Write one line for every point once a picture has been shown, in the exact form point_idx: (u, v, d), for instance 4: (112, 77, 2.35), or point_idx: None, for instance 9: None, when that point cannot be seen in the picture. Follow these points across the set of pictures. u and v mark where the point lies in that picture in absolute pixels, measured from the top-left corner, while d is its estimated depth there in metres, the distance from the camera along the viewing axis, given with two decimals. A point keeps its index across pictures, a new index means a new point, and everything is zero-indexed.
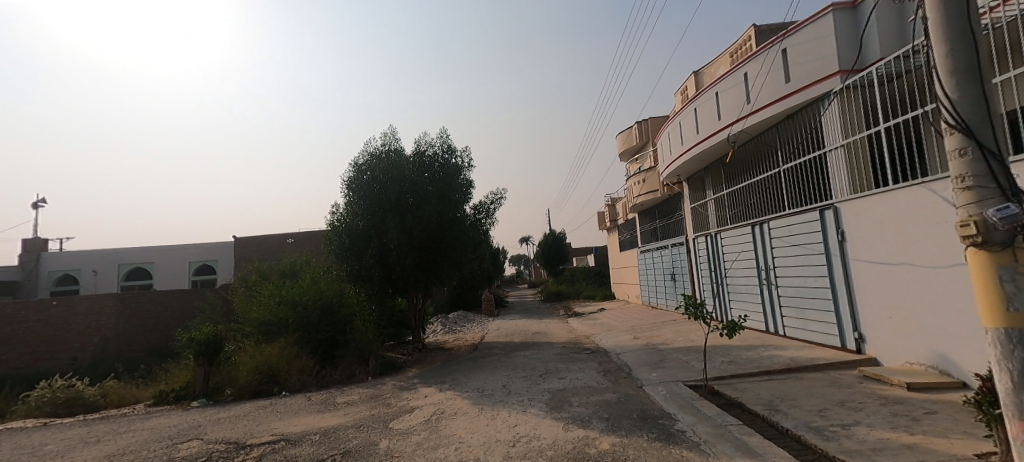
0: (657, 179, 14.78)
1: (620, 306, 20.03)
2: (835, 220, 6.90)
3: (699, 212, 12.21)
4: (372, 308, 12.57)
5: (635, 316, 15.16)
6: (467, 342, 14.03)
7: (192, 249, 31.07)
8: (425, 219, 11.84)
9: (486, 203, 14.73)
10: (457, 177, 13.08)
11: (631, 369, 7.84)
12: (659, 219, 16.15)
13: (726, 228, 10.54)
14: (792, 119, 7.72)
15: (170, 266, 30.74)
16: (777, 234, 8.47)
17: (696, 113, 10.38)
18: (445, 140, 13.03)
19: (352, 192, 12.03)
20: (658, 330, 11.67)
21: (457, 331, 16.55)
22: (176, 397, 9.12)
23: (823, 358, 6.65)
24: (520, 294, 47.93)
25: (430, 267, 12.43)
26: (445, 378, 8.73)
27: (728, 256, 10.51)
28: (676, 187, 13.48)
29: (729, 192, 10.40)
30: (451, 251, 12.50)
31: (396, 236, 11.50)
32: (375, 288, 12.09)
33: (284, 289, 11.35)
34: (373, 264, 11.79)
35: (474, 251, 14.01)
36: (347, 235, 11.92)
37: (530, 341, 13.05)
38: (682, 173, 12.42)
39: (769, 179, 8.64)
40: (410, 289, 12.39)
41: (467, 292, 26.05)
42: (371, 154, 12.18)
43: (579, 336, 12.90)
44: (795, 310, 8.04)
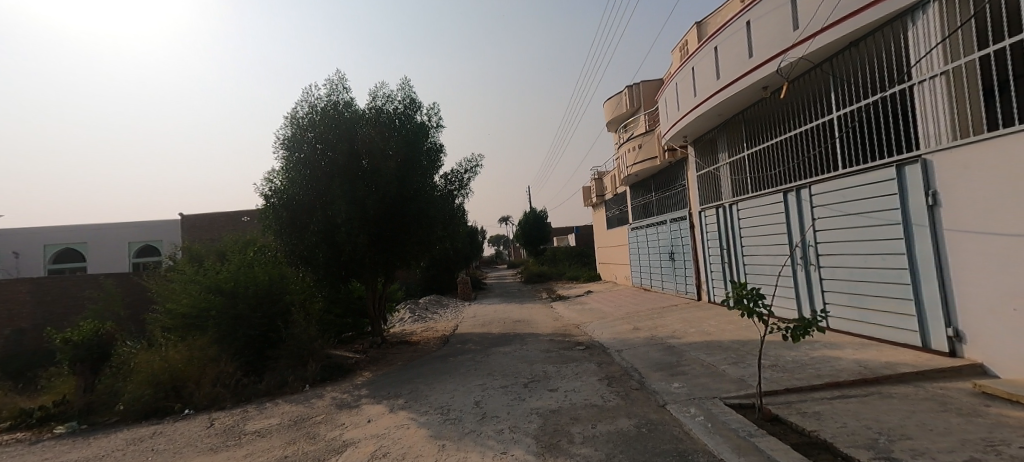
0: (655, 144, 12.90)
1: (609, 288, 18.36)
2: (923, 177, 5.09)
3: (710, 180, 10.38)
4: (317, 296, 10.42)
5: (628, 301, 13.45)
6: (437, 333, 12.09)
7: (136, 229, 28.10)
8: (382, 188, 9.62)
9: (459, 172, 12.65)
10: (422, 140, 10.88)
11: (643, 376, 6.00)
12: (655, 191, 14.35)
13: (748, 197, 8.75)
14: (857, 47, 5.82)
15: (111, 248, 27.74)
16: (824, 201, 6.68)
17: (715, 53, 8.42)
18: (408, 92, 10.83)
19: (291, 154, 9.65)
20: (660, 319, 9.93)
21: (428, 319, 14.54)
22: (41, 419, 6.73)
23: (906, 364, 4.91)
24: (499, 276, 46.11)
25: (388, 246, 10.33)
26: (402, 389, 6.76)
27: (750, 231, 8.75)
28: (680, 152, 11.66)
29: (753, 153, 8.57)
30: (414, 227, 10.38)
31: (346, 209, 9.27)
32: (322, 272, 9.92)
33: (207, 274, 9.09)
34: (319, 242, 9.60)
35: (444, 228, 11.92)
36: (285, 207, 9.63)
37: (510, 331, 11.19)
38: (690, 133, 10.53)
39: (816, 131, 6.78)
40: (365, 273, 10.29)
41: (442, 274, 24.00)
42: (315, 107, 9.79)
43: (567, 326, 11.05)
44: (851, 298, 6.31)
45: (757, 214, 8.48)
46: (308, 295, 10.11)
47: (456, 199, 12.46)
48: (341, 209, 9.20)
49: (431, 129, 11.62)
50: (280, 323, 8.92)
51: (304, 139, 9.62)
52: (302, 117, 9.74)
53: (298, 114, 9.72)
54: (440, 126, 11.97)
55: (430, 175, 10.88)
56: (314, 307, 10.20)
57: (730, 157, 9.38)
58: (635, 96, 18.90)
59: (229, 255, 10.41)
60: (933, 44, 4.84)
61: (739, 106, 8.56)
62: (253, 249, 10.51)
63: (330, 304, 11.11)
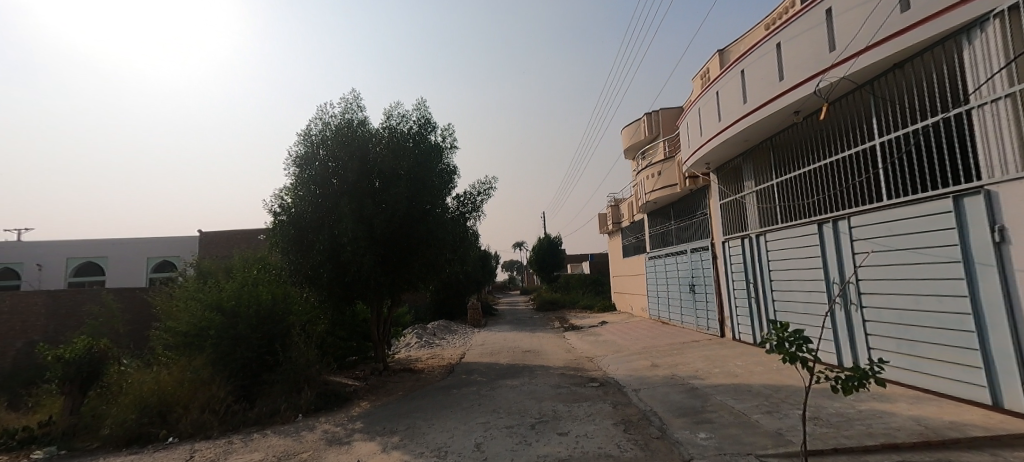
0: (675, 171, 12.46)
1: (624, 319, 17.66)
2: (986, 210, 4.53)
3: (733, 209, 9.87)
4: (320, 318, 10.04)
5: (645, 334, 12.79)
6: (444, 361, 11.57)
7: (154, 244, 28.42)
8: (390, 209, 9.32)
9: (472, 194, 12.35)
10: (434, 160, 10.62)
11: (664, 423, 5.40)
12: (675, 219, 13.84)
13: (777, 228, 8.21)
14: (901, 70, 5.37)
15: (128, 262, 28.04)
16: (865, 235, 6.12)
17: (742, 77, 8.04)
18: (422, 112, 10.66)
19: (302, 171, 9.46)
20: (680, 356, 9.28)
21: (435, 346, 14.04)
22: (23, 440, 6.42)
23: (974, 425, 4.26)
24: (511, 302, 45.41)
25: (395, 267, 9.97)
26: (400, 423, 6.26)
27: (780, 264, 8.17)
28: (702, 180, 11.20)
29: (783, 181, 8.06)
30: (422, 249, 10.01)
31: (353, 228, 8.96)
32: (325, 292, 9.58)
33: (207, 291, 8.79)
34: (324, 262, 9.29)
35: (453, 251, 11.53)
36: (293, 225, 9.39)
37: (520, 362, 10.62)
38: (713, 160, 10.08)
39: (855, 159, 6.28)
40: (370, 296, 9.91)
41: (452, 299, 23.54)
42: (327, 124, 9.63)
43: (580, 359, 10.45)
44: (901, 343, 5.67)
45: (788, 247, 7.91)
46: (310, 317, 9.74)
47: (467, 221, 12.13)
48: (347, 228, 8.89)
49: (444, 150, 11.39)
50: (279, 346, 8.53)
51: (315, 156, 9.44)
52: (314, 134, 9.57)
53: (310, 131, 9.57)
54: (454, 147, 11.74)
55: (442, 196, 10.57)
56: (316, 330, 9.81)
57: (756, 186, 8.88)
58: (654, 123, 18.60)
59: (233, 272, 10.14)
60: (993, 63, 4.37)
61: (767, 132, 8.12)
62: (257, 267, 10.24)
63: (333, 326, 10.71)
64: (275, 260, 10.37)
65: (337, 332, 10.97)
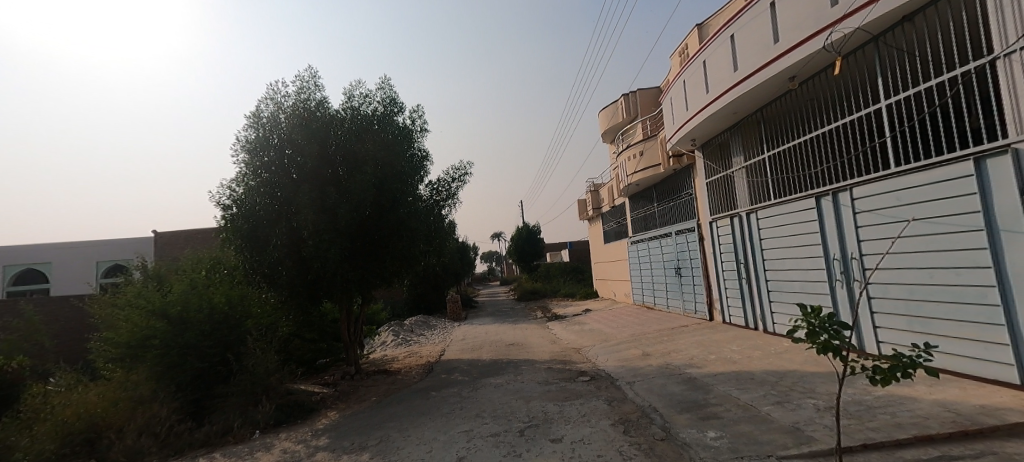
0: (657, 150, 11.95)
1: (608, 306, 17.25)
2: (1015, 172, 4.11)
3: (721, 186, 9.40)
4: (281, 320, 9.17)
5: (632, 321, 12.34)
6: (421, 360, 10.86)
7: (106, 247, 26.63)
8: (355, 198, 8.47)
9: (446, 181, 11.60)
10: (403, 144, 9.78)
11: (667, 421, 4.85)
12: (658, 201, 13.38)
13: (769, 205, 7.78)
14: (915, 21, 4.87)
15: (78, 267, 26.21)
16: (870, 207, 5.69)
17: (731, 43, 7.49)
18: (387, 92, 9.81)
19: (254, 158, 8.52)
20: (672, 343, 8.81)
21: (412, 343, 13.30)
22: None
23: (1011, 410, 3.84)
24: (491, 293, 44.83)
25: (363, 262, 9.15)
26: (371, 436, 5.57)
27: (774, 242, 7.75)
28: (686, 158, 10.71)
29: (775, 154, 7.60)
30: (393, 241, 9.21)
31: (314, 220, 8.11)
32: (286, 290, 8.72)
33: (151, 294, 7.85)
34: (283, 257, 8.43)
35: (427, 243, 10.76)
36: (247, 218, 8.49)
37: (503, 357, 10.00)
38: (698, 136, 9.57)
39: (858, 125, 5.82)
40: (338, 294, 9.09)
41: (430, 293, 22.77)
42: (281, 105, 8.69)
43: (566, 351, 9.90)
44: (913, 322, 5.28)
45: (782, 224, 7.49)
46: (271, 319, 8.87)
47: (442, 210, 11.37)
48: (307, 220, 8.04)
49: (413, 134, 10.55)
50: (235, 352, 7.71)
51: (269, 142, 8.51)
52: (266, 117, 8.62)
53: (262, 114, 8.62)
54: (425, 130, 10.93)
55: (412, 182, 9.78)
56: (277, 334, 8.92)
57: (746, 160, 8.41)
58: (632, 104, 18.13)
59: (179, 273, 9.11)
60: None
61: (758, 101, 7.62)
62: (210, 267, 9.27)
63: (296, 328, 9.85)
64: (228, 259, 9.41)
65: (299, 334, 10.10)
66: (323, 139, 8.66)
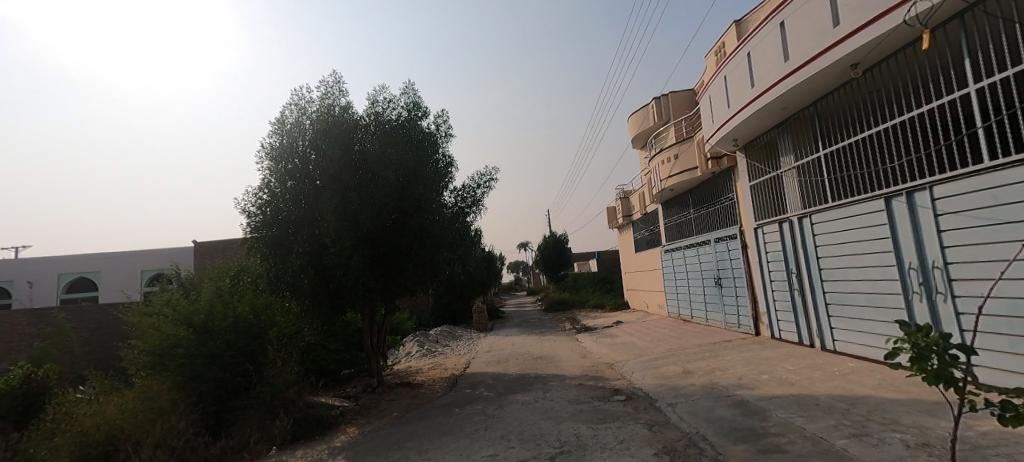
0: (694, 152, 11.28)
1: (640, 318, 16.46)
2: None
3: (767, 189, 8.69)
4: (304, 329, 8.95)
5: (668, 334, 11.59)
6: (446, 373, 10.41)
7: (147, 256, 27.50)
8: (377, 203, 8.17)
9: (471, 187, 11.24)
10: (427, 150, 9.48)
11: (722, 452, 4.22)
12: (694, 207, 12.64)
13: (827, 209, 7.05)
14: None
15: (121, 275, 27.12)
16: (958, 209, 4.96)
17: (781, 31, 6.85)
18: (412, 96, 9.57)
19: (278, 164, 8.32)
20: (716, 359, 8.09)
21: (437, 354, 12.90)
22: None
23: None
24: (517, 303, 44.24)
25: (386, 270, 8.81)
26: (389, 458, 5.13)
27: (833, 250, 6.99)
28: (727, 160, 10.02)
29: (834, 152, 6.89)
30: (416, 248, 8.84)
31: (336, 227, 7.81)
32: (308, 300, 8.43)
33: (175, 303, 7.72)
34: (305, 265, 8.15)
35: (451, 251, 10.36)
36: (270, 225, 8.26)
37: (531, 372, 9.46)
38: (741, 136, 8.89)
39: (945, 112, 5.13)
40: (360, 304, 8.75)
41: (456, 302, 22.42)
42: (305, 111, 8.49)
43: (599, 366, 9.29)
44: (1016, 342, 4.51)
45: (843, 230, 6.75)
46: (293, 329, 8.64)
47: (467, 218, 10.99)
48: (329, 227, 7.75)
49: (438, 140, 10.25)
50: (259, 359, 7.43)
51: (293, 148, 8.32)
52: (289, 124, 8.43)
53: (285, 120, 8.43)
54: (449, 135, 10.63)
55: (437, 189, 9.44)
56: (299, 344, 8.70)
57: (798, 161, 7.69)
58: (664, 108, 17.49)
59: (205, 278, 9.02)
60: None
61: (813, 95, 6.94)
62: (234, 274, 9.13)
63: (320, 338, 9.62)
64: (251, 266, 9.24)
65: (322, 344, 9.85)
66: (346, 145, 8.42)
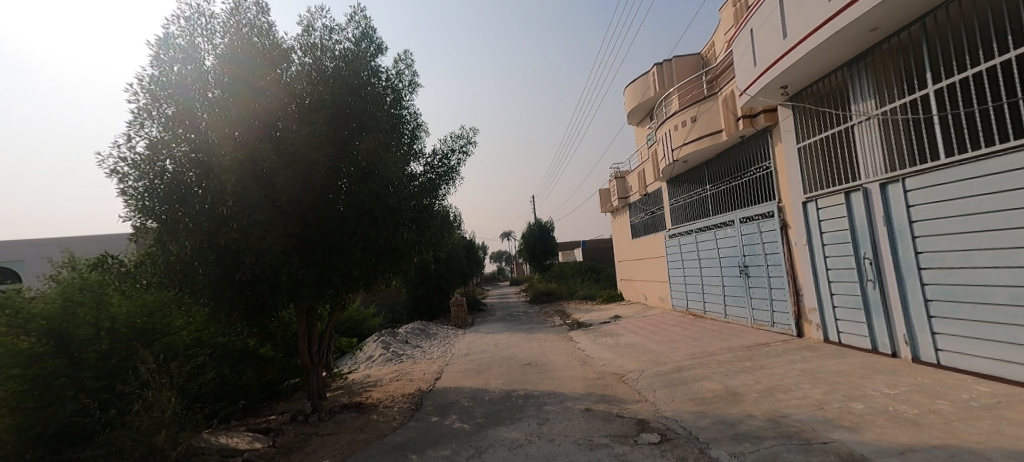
0: (717, 111, 9.26)
1: (640, 312, 14.54)
2: None
3: (831, 147, 6.63)
4: (201, 329, 6.85)
5: (682, 334, 9.64)
6: (410, 387, 8.28)
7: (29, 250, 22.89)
8: (299, 161, 5.90)
9: (443, 153, 9.07)
10: (379, 97, 7.20)
11: None
12: (711, 183, 10.68)
13: (936, 168, 5.05)
14: None
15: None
16: None
17: None
18: (362, 26, 7.34)
19: (161, 102, 5.97)
20: (762, 372, 6.10)
21: (403, 361, 10.74)
22: None
23: None
24: (500, 294, 42.22)
25: (321, 255, 6.44)
26: None
27: (943, 226, 5.03)
28: (763, 119, 8.04)
29: (950, 87, 4.91)
30: (360, 227, 6.49)
31: (241, 193, 5.59)
32: (206, 298, 6.03)
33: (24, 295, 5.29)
34: (199, 248, 5.77)
35: (414, 232, 8.04)
36: (152, 191, 5.85)
37: (517, 387, 7.36)
38: (793, 82, 6.88)
39: None
40: (288, 302, 6.42)
41: (433, 295, 20.15)
42: (208, 34, 6.16)
43: (606, 380, 7.23)
44: None
45: (965, 197, 4.77)
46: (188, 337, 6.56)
47: (440, 189, 8.82)
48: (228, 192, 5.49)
49: (398, 90, 8.00)
50: (130, 379, 5.12)
51: (185, 80, 5.98)
52: (178, 47, 6.07)
53: (172, 43, 6.12)
54: (416, 86, 8.44)
55: (394, 147, 7.20)
56: (199, 360, 6.48)
57: (884, 106, 5.71)
58: (665, 75, 15.82)
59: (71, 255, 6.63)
60: None
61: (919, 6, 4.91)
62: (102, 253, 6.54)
63: (237, 341, 7.42)
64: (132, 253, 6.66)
65: (244, 349, 7.66)
66: (264, 79, 6.11)
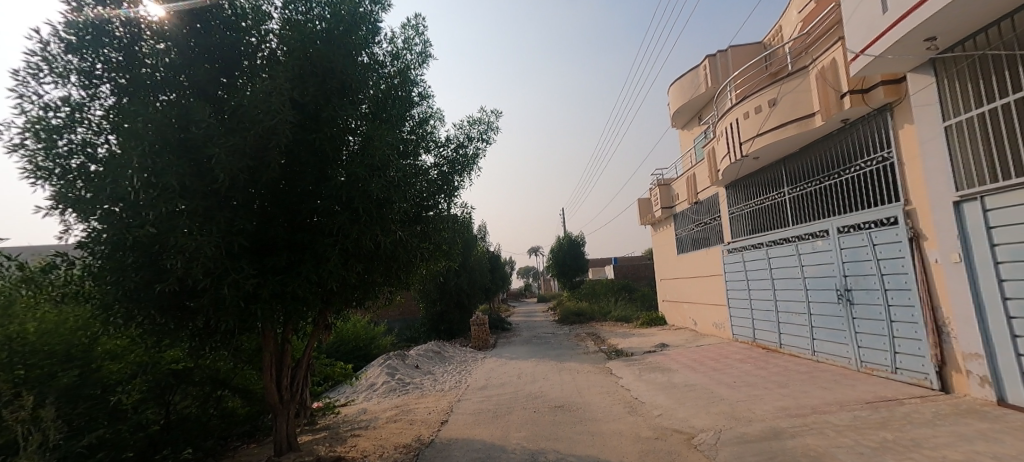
0: (807, 93, 7.21)
1: (690, 340, 12.37)
2: None
3: (1014, 120, 4.52)
4: (142, 359, 5.28)
5: (759, 375, 7.52)
6: (410, 431, 6.50)
7: None
8: (248, 127, 4.20)
9: (461, 142, 7.38)
10: (372, 61, 5.55)
11: None
12: (791, 186, 8.60)
13: None
14: None
15: None
16: None
17: None
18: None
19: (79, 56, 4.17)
20: (927, 455, 3.97)
21: (408, 392, 9.00)
22: None
23: None
24: (528, 313, 40.08)
25: (287, 262, 4.70)
26: None
27: None
28: (883, 93, 5.96)
29: None
30: (337, 223, 4.73)
31: (164, 166, 3.84)
32: (124, 319, 4.36)
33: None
34: (115, 245, 4.10)
35: (418, 238, 6.22)
36: (72, 172, 4.16)
37: (548, 446, 5.40)
38: (945, 33, 4.84)
39: None
40: (241, 328, 4.66)
41: (453, 312, 18.37)
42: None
43: (673, 443, 5.15)
44: None
45: None
46: (114, 376, 4.99)
47: (454, 184, 7.09)
48: (133, 167, 3.76)
49: (402, 61, 6.37)
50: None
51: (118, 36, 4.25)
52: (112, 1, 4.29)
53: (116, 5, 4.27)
54: (428, 59, 6.80)
55: (392, 125, 5.54)
56: (117, 402, 4.87)
57: None
58: (719, 68, 13.91)
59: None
60: None
61: None
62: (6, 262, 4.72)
63: (210, 366, 5.91)
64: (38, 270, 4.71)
65: (220, 374, 6.20)
66: (231, 41, 4.48)
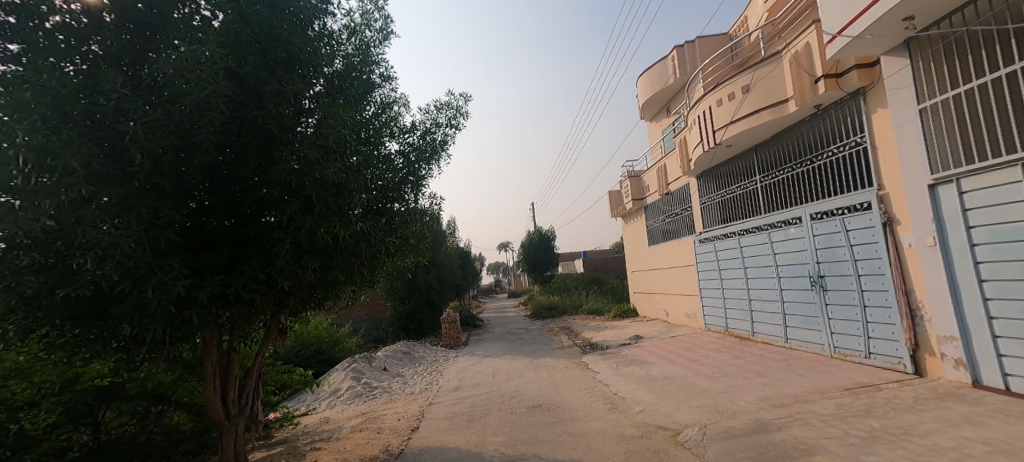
0: (779, 79, 7.16)
1: (664, 331, 12.34)
2: None
3: (990, 100, 4.49)
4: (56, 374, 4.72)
5: (736, 365, 7.45)
6: (379, 440, 6.05)
7: None
8: (171, 102, 3.75)
9: (427, 129, 6.94)
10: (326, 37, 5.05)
11: None
12: (762, 173, 8.59)
13: None
14: None
15: None
16: None
17: None
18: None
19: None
20: (917, 443, 3.86)
21: (375, 397, 8.51)
22: None
23: None
24: (499, 308, 39.80)
25: (228, 259, 4.25)
26: None
27: None
28: (856, 77, 5.92)
29: None
30: (288, 215, 4.28)
31: (61, 145, 3.39)
32: (23, 331, 3.85)
33: None
34: (7, 245, 3.56)
35: (382, 232, 5.77)
36: None
37: (527, 450, 5.08)
38: (923, 13, 4.77)
39: None
40: (175, 337, 4.15)
41: (422, 311, 17.83)
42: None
43: (658, 441, 4.93)
44: None
45: None
46: (18, 395, 4.48)
47: (420, 174, 6.65)
48: (19, 143, 3.32)
49: (360, 40, 5.89)
50: None
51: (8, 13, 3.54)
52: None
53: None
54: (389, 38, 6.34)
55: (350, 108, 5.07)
56: (18, 428, 4.29)
57: None
58: (687, 59, 13.91)
59: None
60: None
61: None
62: None
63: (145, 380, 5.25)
64: None
65: (158, 389, 5.56)
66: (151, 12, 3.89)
